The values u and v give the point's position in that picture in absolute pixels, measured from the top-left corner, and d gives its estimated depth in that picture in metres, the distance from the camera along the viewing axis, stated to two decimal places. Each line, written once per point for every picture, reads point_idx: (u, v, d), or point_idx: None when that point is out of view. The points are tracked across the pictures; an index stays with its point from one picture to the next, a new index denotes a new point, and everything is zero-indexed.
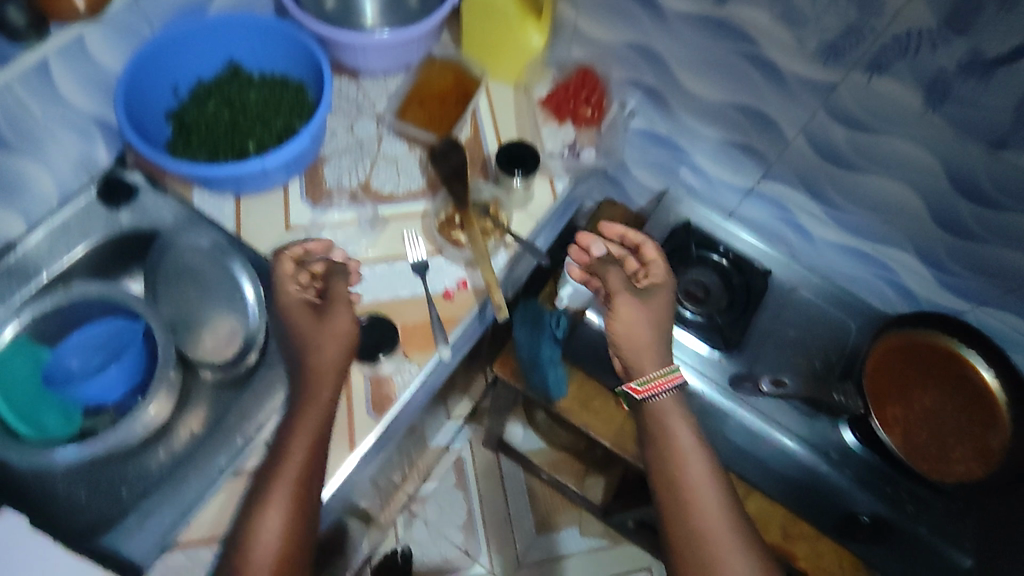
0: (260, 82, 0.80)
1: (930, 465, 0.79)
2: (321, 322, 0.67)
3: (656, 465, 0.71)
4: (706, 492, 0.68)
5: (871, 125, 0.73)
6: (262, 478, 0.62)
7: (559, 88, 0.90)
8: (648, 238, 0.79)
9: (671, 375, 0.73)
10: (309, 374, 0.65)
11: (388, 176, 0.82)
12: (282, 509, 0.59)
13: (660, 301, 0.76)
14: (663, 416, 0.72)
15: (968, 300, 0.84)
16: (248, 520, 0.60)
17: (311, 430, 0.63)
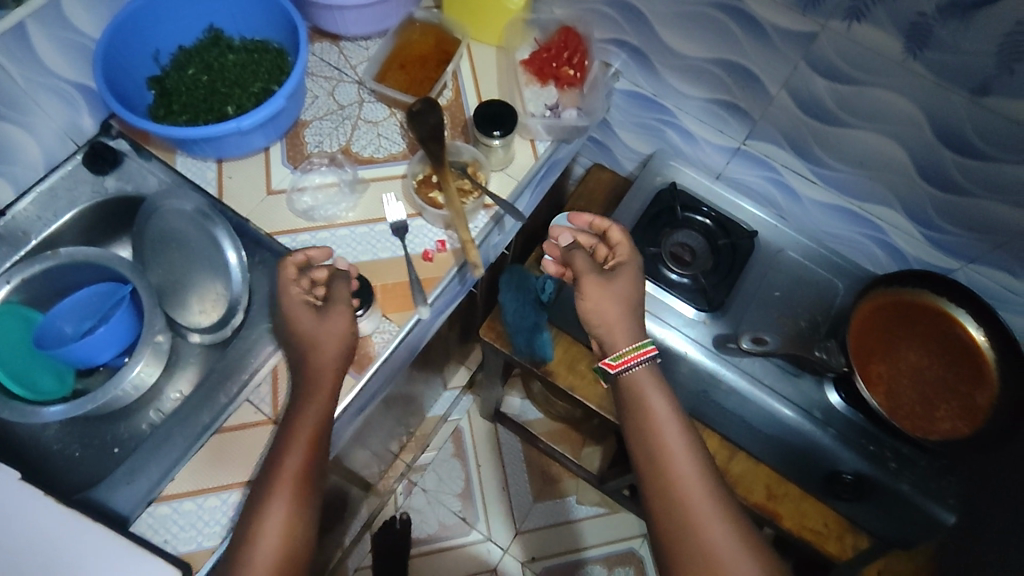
0: (240, 47, 0.81)
1: (913, 423, 0.79)
2: (320, 322, 0.65)
3: (640, 440, 0.70)
4: (684, 461, 0.67)
5: (854, 76, 0.72)
6: (261, 478, 0.60)
7: (542, 49, 0.88)
8: (613, 223, 0.83)
9: (644, 348, 0.73)
10: (312, 363, 0.64)
11: (368, 140, 0.82)
12: (284, 511, 0.58)
13: (625, 278, 0.77)
14: (639, 387, 0.72)
15: (957, 258, 0.84)
16: (248, 522, 0.58)
17: (310, 428, 0.62)
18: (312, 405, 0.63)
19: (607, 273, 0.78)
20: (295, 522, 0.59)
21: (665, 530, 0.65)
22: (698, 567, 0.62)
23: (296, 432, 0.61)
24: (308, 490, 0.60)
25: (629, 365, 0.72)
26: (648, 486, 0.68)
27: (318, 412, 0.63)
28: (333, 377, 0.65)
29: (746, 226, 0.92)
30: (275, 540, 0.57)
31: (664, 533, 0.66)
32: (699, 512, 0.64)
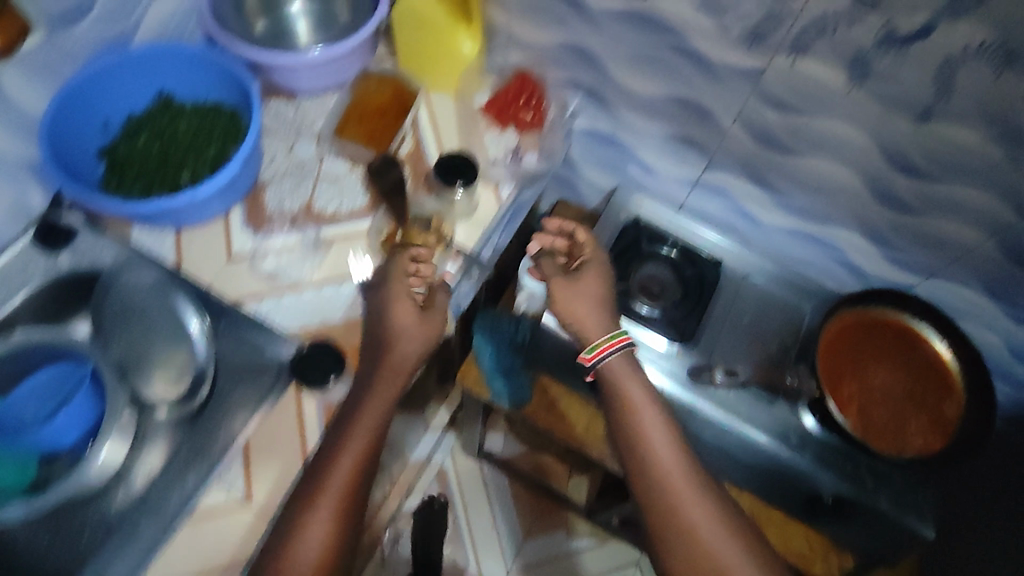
0: (191, 111, 0.80)
1: (885, 440, 0.81)
2: (418, 323, 0.70)
3: (620, 423, 0.73)
4: (659, 441, 0.70)
5: (803, 108, 0.73)
6: (308, 480, 0.61)
7: (501, 93, 0.89)
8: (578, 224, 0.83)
9: (616, 340, 0.76)
10: (385, 361, 0.67)
11: (330, 196, 0.81)
12: (327, 517, 0.59)
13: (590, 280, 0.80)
14: (617, 379, 0.75)
15: (916, 274, 0.86)
16: (291, 524, 0.59)
17: (358, 444, 0.63)
18: (364, 419, 0.64)
19: (573, 273, 0.81)
20: (335, 531, 0.60)
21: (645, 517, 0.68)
22: (677, 541, 0.65)
23: (340, 446, 0.62)
24: (349, 507, 0.61)
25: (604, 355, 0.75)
26: (634, 471, 0.70)
27: (364, 431, 0.63)
28: (386, 394, 0.66)
29: (711, 254, 0.94)
30: (317, 547, 0.59)
31: (649, 512, 0.68)
32: (681, 494, 0.67)
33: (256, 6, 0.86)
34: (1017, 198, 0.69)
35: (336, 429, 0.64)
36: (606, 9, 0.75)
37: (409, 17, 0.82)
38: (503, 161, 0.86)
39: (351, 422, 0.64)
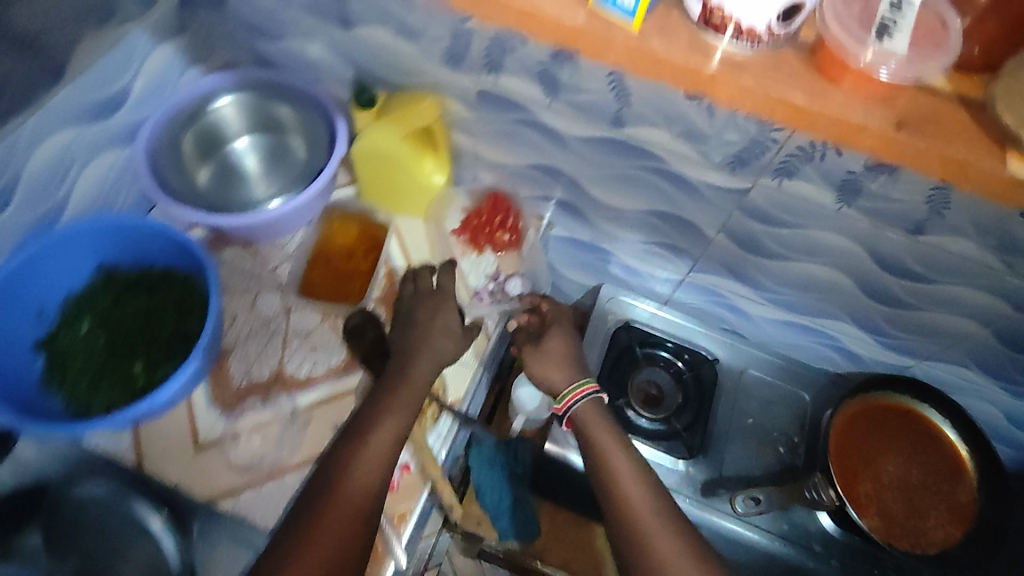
0: (139, 285, 0.72)
1: (908, 539, 0.78)
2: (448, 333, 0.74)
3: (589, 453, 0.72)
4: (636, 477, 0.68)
5: (790, 221, 0.71)
6: (309, 503, 0.58)
7: (473, 215, 0.85)
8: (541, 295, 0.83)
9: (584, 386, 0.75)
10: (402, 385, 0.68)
11: (303, 355, 0.75)
12: (329, 540, 0.56)
13: (555, 346, 0.79)
14: (588, 427, 0.73)
15: (912, 357, 0.85)
16: (287, 545, 0.55)
17: (375, 455, 0.62)
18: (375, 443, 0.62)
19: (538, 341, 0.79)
20: (343, 537, 0.57)
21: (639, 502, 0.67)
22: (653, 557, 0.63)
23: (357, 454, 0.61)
24: (358, 521, 0.58)
25: (571, 402, 0.74)
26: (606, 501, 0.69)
27: (383, 446, 0.63)
28: (408, 406, 0.67)
29: (705, 352, 0.92)
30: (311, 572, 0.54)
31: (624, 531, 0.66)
32: (647, 519, 0.65)
33: (197, 151, 0.78)
34: (1014, 297, 0.68)
35: (356, 434, 0.63)
36: (577, 135, 0.71)
37: (370, 154, 0.75)
38: (485, 294, 0.83)
39: (372, 430, 0.63)
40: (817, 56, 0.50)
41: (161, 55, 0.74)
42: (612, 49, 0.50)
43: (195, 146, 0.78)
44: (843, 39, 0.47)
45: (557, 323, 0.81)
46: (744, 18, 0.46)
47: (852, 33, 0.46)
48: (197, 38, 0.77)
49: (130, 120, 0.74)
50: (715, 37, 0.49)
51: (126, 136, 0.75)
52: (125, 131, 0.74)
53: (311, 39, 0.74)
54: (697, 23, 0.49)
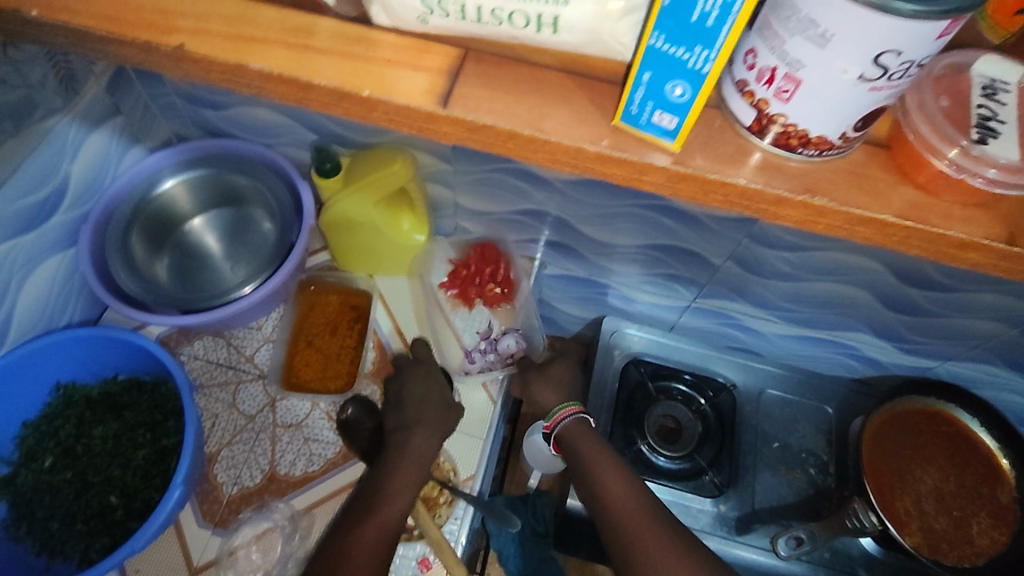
0: (105, 403, 0.65)
1: (956, 553, 0.75)
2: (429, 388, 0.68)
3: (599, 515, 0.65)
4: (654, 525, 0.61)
5: (803, 245, 0.67)
6: None
7: (461, 266, 0.78)
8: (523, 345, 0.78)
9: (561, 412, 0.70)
10: (407, 459, 0.62)
11: (296, 451, 0.68)
12: None
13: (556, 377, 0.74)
14: (573, 446, 0.67)
15: (934, 359, 0.81)
16: None
17: (377, 519, 0.56)
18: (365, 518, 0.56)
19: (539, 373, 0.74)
20: None
21: (670, 519, 0.62)
22: None
23: (365, 524, 0.56)
24: None
25: (559, 419, 0.69)
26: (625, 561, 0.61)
27: (388, 503, 0.58)
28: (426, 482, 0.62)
29: (722, 378, 0.88)
30: None
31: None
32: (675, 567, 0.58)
33: (149, 241, 0.71)
34: None
35: (370, 495, 0.59)
36: (564, 179, 0.66)
37: (341, 224, 0.70)
38: (477, 355, 0.76)
39: (375, 500, 0.58)
40: (892, 157, 0.32)
41: (95, 143, 0.67)
42: (645, 185, 0.31)
43: (148, 233, 0.71)
44: (923, 129, 0.31)
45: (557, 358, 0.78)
46: (815, 128, 0.29)
47: (939, 129, 0.31)
48: (133, 116, 0.71)
49: (70, 221, 0.67)
50: (779, 113, 0.29)
51: (68, 237, 0.68)
52: (65, 232, 0.67)
53: (258, 103, 0.68)
54: (747, 128, 0.31)
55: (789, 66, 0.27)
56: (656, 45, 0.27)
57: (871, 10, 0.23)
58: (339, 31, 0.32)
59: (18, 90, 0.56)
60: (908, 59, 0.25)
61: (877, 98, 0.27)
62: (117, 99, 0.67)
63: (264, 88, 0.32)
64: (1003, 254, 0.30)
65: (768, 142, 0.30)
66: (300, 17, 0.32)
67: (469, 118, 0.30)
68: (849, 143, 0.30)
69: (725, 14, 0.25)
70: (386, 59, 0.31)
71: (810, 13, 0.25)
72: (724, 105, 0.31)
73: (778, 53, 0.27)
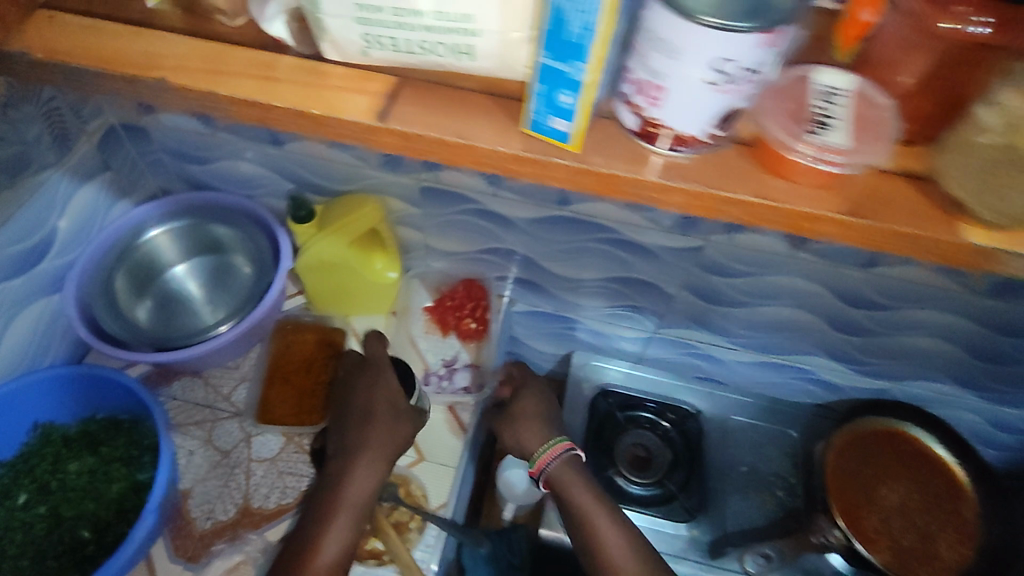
0: (82, 442, 0.67)
1: (924, 569, 0.75)
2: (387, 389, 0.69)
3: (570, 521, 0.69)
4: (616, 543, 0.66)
5: (747, 270, 0.72)
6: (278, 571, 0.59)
7: (445, 297, 0.83)
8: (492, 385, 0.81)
9: (553, 448, 0.71)
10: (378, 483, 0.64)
11: (270, 484, 0.70)
12: None
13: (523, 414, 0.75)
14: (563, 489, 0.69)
15: (889, 379, 0.85)
16: None
17: (349, 527, 0.61)
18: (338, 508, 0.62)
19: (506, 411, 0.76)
20: None
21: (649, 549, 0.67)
22: None
23: (341, 522, 0.61)
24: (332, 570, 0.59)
25: (547, 462, 0.70)
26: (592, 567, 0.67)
27: (352, 516, 0.62)
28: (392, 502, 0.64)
29: (688, 405, 0.91)
30: None
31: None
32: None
33: (133, 285, 0.75)
34: (976, 314, 0.70)
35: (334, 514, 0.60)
36: (524, 216, 0.72)
37: (318, 267, 0.75)
38: (433, 379, 0.79)
39: (346, 491, 0.63)
40: (756, 155, 0.37)
41: (84, 195, 0.72)
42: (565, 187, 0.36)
43: (131, 278, 0.75)
44: (769, 127, 0.36)
45: (522, 389, 0.78)
46: (685, 128, 0.34)
47: (790, 128, 0.35)
48: (122, 171, 0.76)
49: (56, 267, 0.71)
50: (655, 116, 0.34)
51: (53, 283, 0.71)
52: (51, 279, 0.71)
53: (239, 156, 0.74)
54: (634, 132, 0.36)
55: (656, 77, 0.32)
56: (545, 61, 0.32)
57: (710, 29, 0.29)
58: (297, 65, 0.37)
59: (14, 145, 0.61)
60: (743, 67, 0.30)
61: (727, 100, 0.32)
62: (106, 155, 0.73)
63: (233, 115, 0.37)
64: (845, 224, 0.35)
65: (658, 146, 0.35)
66: (266, 56, 0.37)
67: (405, 130, 0.36)
68: (719, 139, 0.35)
69: (588, 32, 0.30)
70: (337, 84, 0.36)
71: (663, 34, 0.30)
72: (614, 115, 0.37)
73: (645, 67, 0.32)
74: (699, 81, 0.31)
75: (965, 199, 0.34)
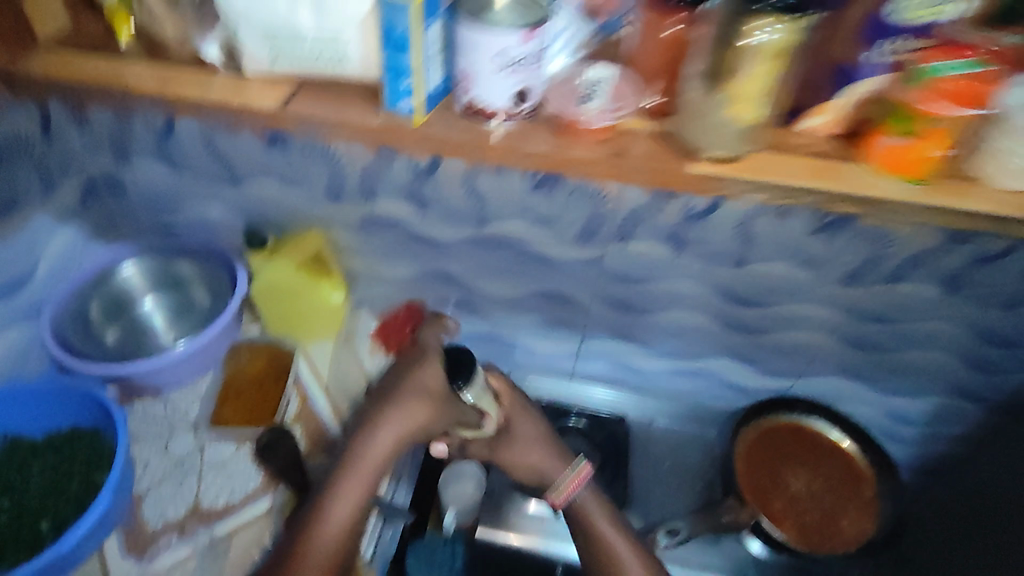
0: (46, 449, 0.73)
1: (825, 543, 0.84)
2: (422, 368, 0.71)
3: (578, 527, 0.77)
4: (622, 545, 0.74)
5: (645, 277, 0.83)
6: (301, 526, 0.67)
7: (388, 320, 0.94)
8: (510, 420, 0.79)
9: (578, 476, 0.78)
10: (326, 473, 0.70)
11: (218, 486, 0.76)
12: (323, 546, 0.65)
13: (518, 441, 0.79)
14: (588, 514, 0.76)
15: (791, 378, 0.94)
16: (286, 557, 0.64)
17: (366, 484, 0.69)
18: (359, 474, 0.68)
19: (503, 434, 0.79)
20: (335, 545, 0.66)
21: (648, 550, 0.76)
22: None
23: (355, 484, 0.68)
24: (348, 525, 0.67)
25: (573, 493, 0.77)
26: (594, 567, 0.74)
27: (366, 478, 0.69)
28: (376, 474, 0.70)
29: (608, 412, 1.01)
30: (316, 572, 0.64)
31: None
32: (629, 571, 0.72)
33: (105, 313, 0.84)
34: (842, 305, 0.81)
35: None
36: (451, 239, 0.83)
37: (268, 290, 0.85)
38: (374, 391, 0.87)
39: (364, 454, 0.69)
40: None
41: (64, 235, 0.82)
42: None
43: (102, 307, 0.84)
44: (564, 108, 0.58)
45: (516, 409, 0.80)
46: (491, 102, 0.56)
47: (568, 108, 0.57)
48: (99, 216, 0.87)
49: (34, 297, 0.80)
50: (477, 97, 0.56)
51: (30, 311, 0.80)
52: (28, 307, 0.80)
53: (203, 199, 0.85)
54: (466, 112, 0.58)
55: (467, 71, 0.54)
56: (394, 60, 0.54)
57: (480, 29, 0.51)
58: None
59: None
60: (510, 56, 0.52)
61: (511, 79, 0.54)
62: (85, 202, 0.84)
63: None
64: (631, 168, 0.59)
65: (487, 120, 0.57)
66: None
67: None
68: (520, 112, 0.57)
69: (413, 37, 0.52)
70: None
71: (465, 41, 0.52)
72: (456, 102, 0.59)
73: (463, 65, 0.54)
74: (491, 67, 0.53)
75: (696, 144, 0.57)
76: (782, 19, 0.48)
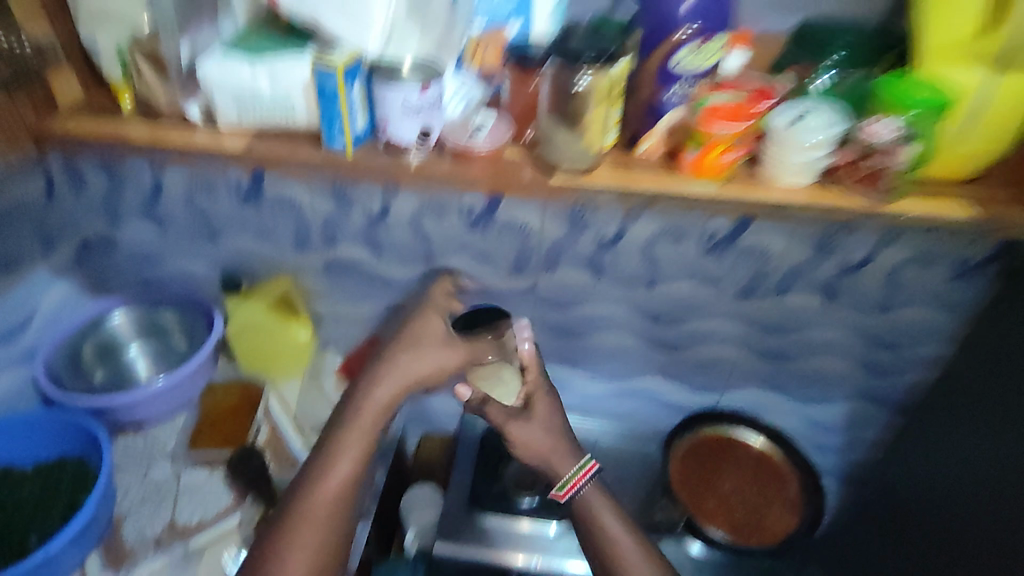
0: (35, 475, 0.81)
1: (754, 537, 0.91)
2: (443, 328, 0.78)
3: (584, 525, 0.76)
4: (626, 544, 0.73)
5: (575, 303, 0.95)
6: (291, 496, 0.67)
7: (350, 357, 1.05)
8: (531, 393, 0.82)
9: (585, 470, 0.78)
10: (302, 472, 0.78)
11: (193, 505, 0.83)
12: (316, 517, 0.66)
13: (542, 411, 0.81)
14: (592, 510, 0.76)
15: (716, 392, 1.05)
16: (280, 532, 0.64)
17: (357, 451, 0.70)
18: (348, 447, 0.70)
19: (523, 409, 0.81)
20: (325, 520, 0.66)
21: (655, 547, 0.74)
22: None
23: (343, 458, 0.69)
24: (341, 494, 0.68)
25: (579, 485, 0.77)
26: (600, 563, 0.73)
27: (352, 452, 0.70)
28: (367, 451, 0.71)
29: None
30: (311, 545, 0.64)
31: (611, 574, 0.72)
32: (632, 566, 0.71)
33: (93, 357, 0.94)
34: (745, 318, 0.93)
35: None
36: (404, 277, 0.96)
37: (242, 330, 0.95)
38: None
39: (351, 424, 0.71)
40: None
41: (59, 288, 0.93)
42: None
43: (91, 352, 0.94)
44: (457, 137, 0.72)
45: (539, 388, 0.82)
46: (402, 138, 0.70)
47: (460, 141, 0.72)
48: (91, 272, 0.98)
49: (30, 343, 0.91)
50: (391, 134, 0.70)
51: (25, 356, 0.91)
52: (25, 352, 0.90)
53: (186, 254, 0.97)
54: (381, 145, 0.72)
55: (381, 115, 0.69)
56: (322, 109, 0.68)
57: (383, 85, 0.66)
58: None
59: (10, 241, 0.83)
60: (410, 104, 0.67)
61: (414, 121, 0.68)
62: (81, 260, 0.95)
63: None
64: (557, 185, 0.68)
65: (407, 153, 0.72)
66: None
67: None
68: (426, 145, 0.71)
69: (334, 93, 0.66)
70: None
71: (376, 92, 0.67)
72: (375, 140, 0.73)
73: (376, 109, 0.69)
74: (397, 110, 0.67)
75: (551, 161, 0.71)
76: (593, 67, 0.63)
